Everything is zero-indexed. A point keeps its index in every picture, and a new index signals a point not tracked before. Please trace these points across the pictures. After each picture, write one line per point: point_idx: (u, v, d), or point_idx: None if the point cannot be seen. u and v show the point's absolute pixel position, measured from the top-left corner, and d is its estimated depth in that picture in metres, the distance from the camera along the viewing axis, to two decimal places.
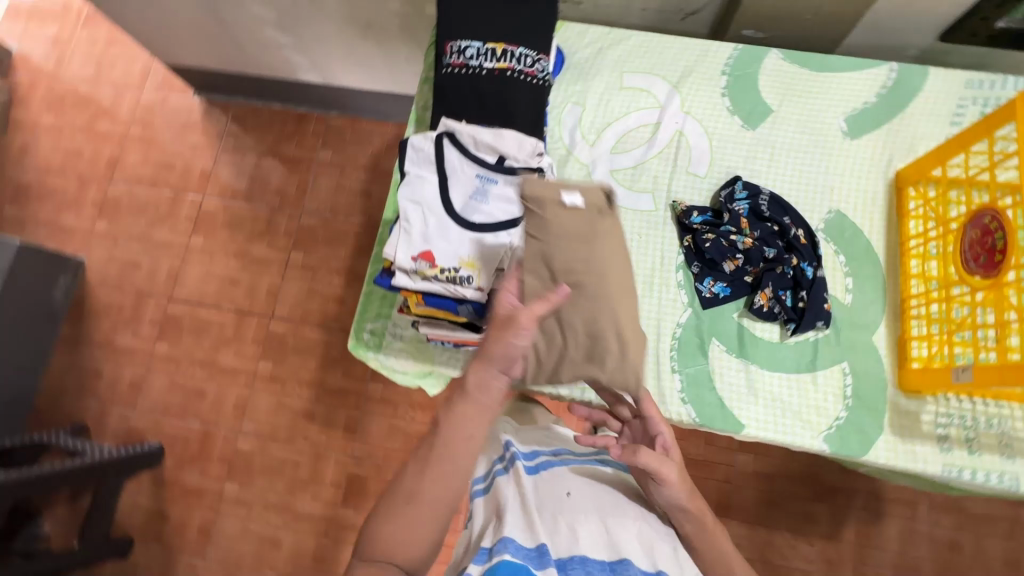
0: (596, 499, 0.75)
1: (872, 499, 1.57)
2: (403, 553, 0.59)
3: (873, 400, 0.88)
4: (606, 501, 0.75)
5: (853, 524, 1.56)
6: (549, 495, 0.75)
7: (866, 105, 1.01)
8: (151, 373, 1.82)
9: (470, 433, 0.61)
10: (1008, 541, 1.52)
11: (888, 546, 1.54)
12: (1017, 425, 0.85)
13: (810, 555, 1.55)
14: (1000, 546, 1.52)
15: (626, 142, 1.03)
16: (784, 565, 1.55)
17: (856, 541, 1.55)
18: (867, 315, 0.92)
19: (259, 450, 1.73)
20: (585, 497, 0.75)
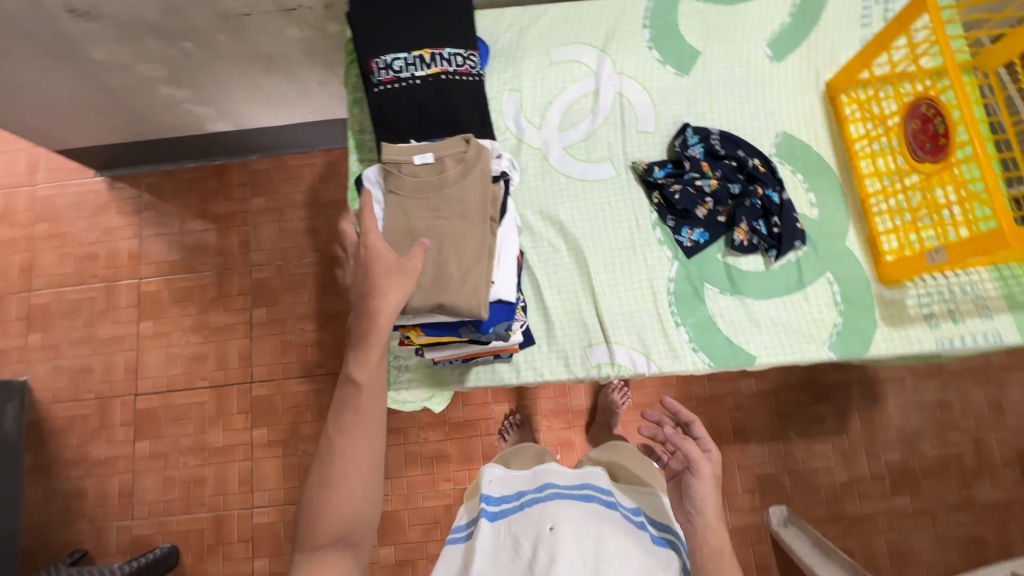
0: (586, 526, 0.76)
1: (867, 385, 1.68)
2: (339, 525, 0.58)
3: (862, 299, 0.94)
4: (594, 528, 0.76)
5: (856, 413, 1.66)
6: (537, 525, 0.76)
7: (783, 27, 1.04)
8: (139, 475, 1.70)
9: (374, 400, 0.61)
10: (988, 387, 1.66)
11: (890, 423, 1.66)
12: (988, 286, 0.93)
13: (827, 452, 1.65)
14: (982, 393, 1.66)
15: (571, 116, 1.03)
16: (807, 469, 1.64)
17: (862, 427, 1.66)
18: (835, 223, 0.97)
19: (279, 518, 1.67)
20: (574, 524, 0.75)
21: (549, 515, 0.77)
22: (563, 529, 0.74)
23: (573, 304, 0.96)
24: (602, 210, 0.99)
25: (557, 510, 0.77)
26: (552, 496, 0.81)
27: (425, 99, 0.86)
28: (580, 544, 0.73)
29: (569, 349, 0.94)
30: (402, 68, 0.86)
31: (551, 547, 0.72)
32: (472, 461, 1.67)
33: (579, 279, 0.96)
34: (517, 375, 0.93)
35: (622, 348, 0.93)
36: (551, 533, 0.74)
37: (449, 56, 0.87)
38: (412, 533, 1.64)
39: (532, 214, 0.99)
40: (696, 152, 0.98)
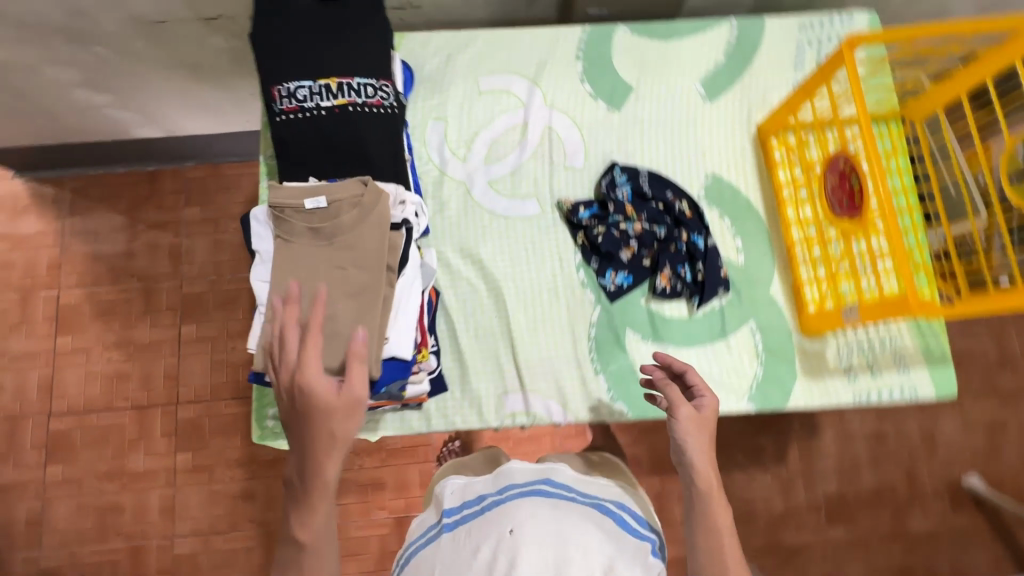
0: (546, 529, 0.62)
1: (806, 415, 1.69)
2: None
3: (783, 350, 0.92)
4: (552, 525, 0.62)
5: (796, 443, 1.67)
6: (494, 527, 0.64)
7: (717, 66, 1.02)
8: (50, 503, 1.59)
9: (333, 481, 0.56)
10: (922, 418, 1.69)
11: (828, 453, 1.67)
12: (905, 340, 0.92)
13: (766, 483, 1.65)
14: (916, 423, 1.69)
15: (498, 150, 0.99)
16: (746, 499, 1.64)
17: (801, 458, 1.67)
18: (760, 270, 0.95)
19: (202, 549, 1.58)
20: (532, 524, 0.62)
21: (510, 515, 0.64)
22: (523, 531, 0.62)
23: (490, 348, 0.91)
24: (525, 250, 0.96)
25: (519, 510, 0.64)
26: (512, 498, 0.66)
27: (330, 131, 0.80)
28: (542, 543, 0.61)
29: (483, 397, 0.89)
30: (307, 98, 0.80)
31: (515, 547, 0.60)
32: (409, 490, 1.61)
33: (498, 322, 0.93)
34: (427, 425, 0.88)
35: (538, 397, 0.89)
36: (511, 536, 0.62)
37: (359, 86, 0.81)
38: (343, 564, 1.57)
39: (451, 252, 0.95)
40: (623, 192, 0.95)
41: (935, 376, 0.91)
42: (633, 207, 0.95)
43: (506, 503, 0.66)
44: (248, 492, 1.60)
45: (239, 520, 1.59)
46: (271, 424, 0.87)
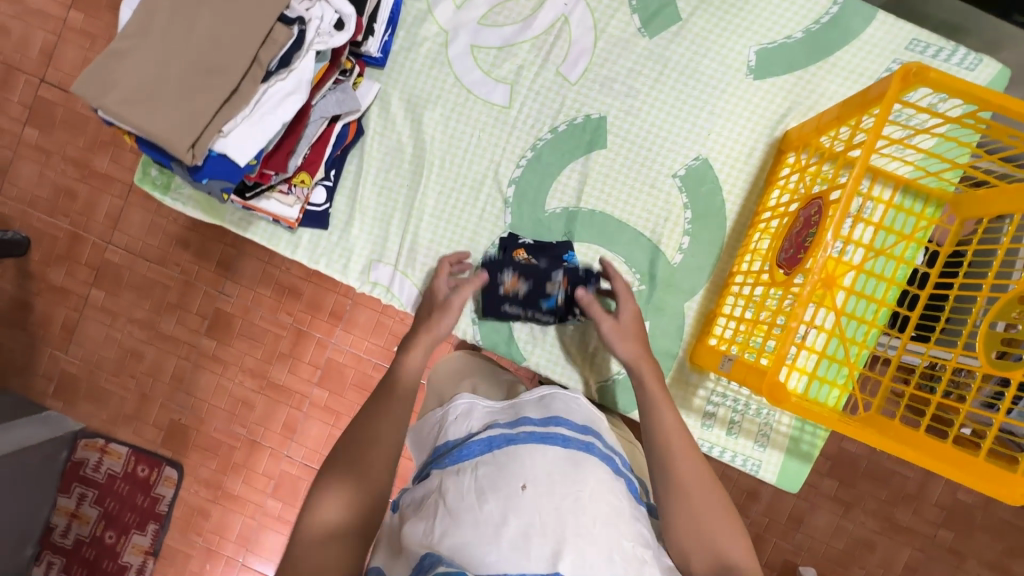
0: (565, 476, 0.61)
1: None
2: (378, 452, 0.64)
3: (658, 363, 0.86)
4: (570, 484, 0.60)
5: None
6: (501, 486, 0.59)
7: (787, 41, 0.84)
8: (17, 159, 1.65)
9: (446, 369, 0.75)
10: (912, 558, 1.23)
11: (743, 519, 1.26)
12: (782, 419, 0.85)
13: None
14: (908, 552, 1.23)
15: (498, 14, 0.85)
16: None
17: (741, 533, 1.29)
18: (689, 279, 0.86)
19: (128, 265, 1.65)
20: (550, 482, 0.59)
21: (518, 469, 0.61)
22: (537, 494, 0.59)
23: (384, 213, 0.86)
24: (471, 135, 0.86)
25: (528, 462, 0.61)
26: (525, 438, 0.64)
27: None
28: (557, 503, 0.58)
29: (354, 253, 0.87)
30: None
31: (514, 508, 0.58)
32: (319, 311, 1.61)
33: (405, 192, 0.86)
34: (291, 251, 0.86)
35: (404, 280, 0.86)
36: (522, 497, 0.58)
37: None
38: (236, 341, 1.64)
39: (396, 97, 0.86)
40: (504, 282, 0.83)
41: (788, 467, 0.85)
42: (530, 279, 0.83)
43: (515, 445, 0.63)
44: (184, 239, 1.63)
45: (167, 258, 1.64)
46: (154, 174, 0.86)
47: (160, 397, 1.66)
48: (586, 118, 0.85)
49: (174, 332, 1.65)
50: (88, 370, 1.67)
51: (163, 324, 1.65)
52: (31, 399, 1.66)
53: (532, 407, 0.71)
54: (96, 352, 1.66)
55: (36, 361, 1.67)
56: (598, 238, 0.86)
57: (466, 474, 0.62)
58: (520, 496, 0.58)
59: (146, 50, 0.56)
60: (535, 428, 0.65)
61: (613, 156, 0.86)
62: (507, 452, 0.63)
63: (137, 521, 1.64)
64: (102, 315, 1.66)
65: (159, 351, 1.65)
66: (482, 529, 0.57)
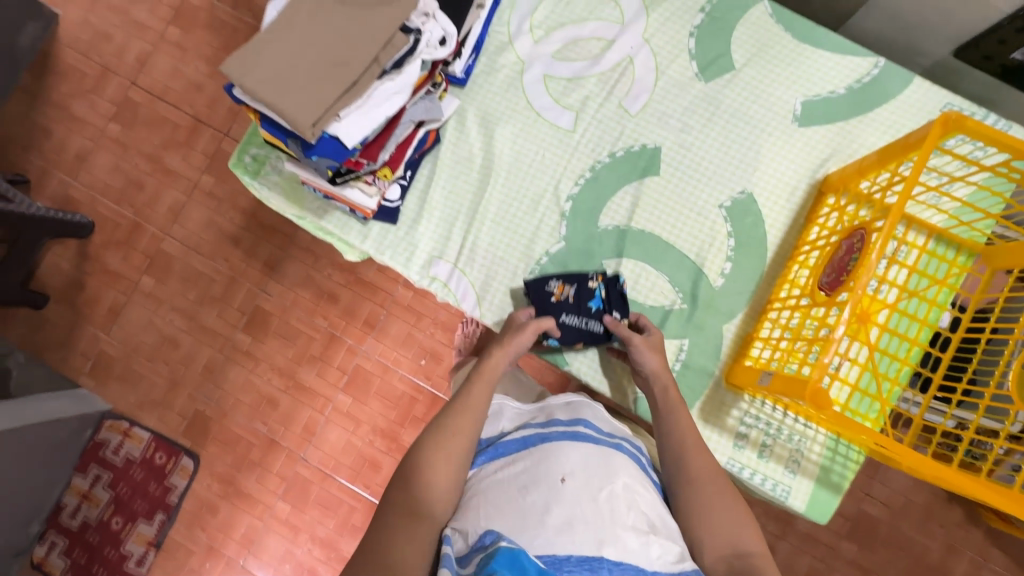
0: (598, 470, 0.66)
1: None
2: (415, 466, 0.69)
3: (695, 380, 0.89)
4: (603, 478, 0.66)
5: None
6: (542, 479, 0.64)
7: (830, 95, 0.92)
8: (98, 150, 1.81)
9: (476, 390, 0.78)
10: None
11: None
12: (813, 448, 0.87)
13: None
14: None
15: (570, 51, 0.95)
16: None
17: None
18: (729, 303, 0.90)
19: (181, 256, 1.75)
20: (586, 475, 0.65)
21: (555, 464, 0.66)
22: (575, 484, 0.63)
23: (450, 215, 0.94)
24: (535, 152, 0.94)
25: (562, 457, 0.67)
26: (558, 436, 0.70)
27: None
28: (594, 494, 0.62)
29: (418, 249, 0.93)
30: None
31: (557, 498, 0.61)
32: (353, 318, 1.68)
33: (471, 197, 0.94)
34: (360, 240, 0.93)
35: (461, 277, 0.93)
36: (563, 487, 0.63)
37: None
38: (270, 338, 1.70)
39: (472, 113, 0.95)
40: (552, 290, 0.88)
41: (816, 496, 0.86)
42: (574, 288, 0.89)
43: (550, 442, 0.69)
44: (236, 237, 1.74)
45: (217, 253, 1.74)
46: (247, 160, 0.95)
47: (188, 386, 1.70)
48: (642, 147, 0.93)
49: (212, 324, 1.72)
50: (125, 352, 1.73)
51: (204, 315, 1.73)
52: (65, 374, 1.71)
53: (559, 410, 0.77)
54: (136, 335, 1.73)
55: (78, 338, 1.74)
56: (645, 256, 0.92)
57: (506, 469, 0.68)
58: (561, 487, 0.63)
59: (287, 42, 0.65)
60: (566, 428, 0.72)
61: (665, 182, 0.93)
62: (542, 449, 0.69)
63: (145, 509, 1.65)
64: (148, 300, 1.74)
65: (196, 341, 1.72)
66: (527, 516, 0.60)
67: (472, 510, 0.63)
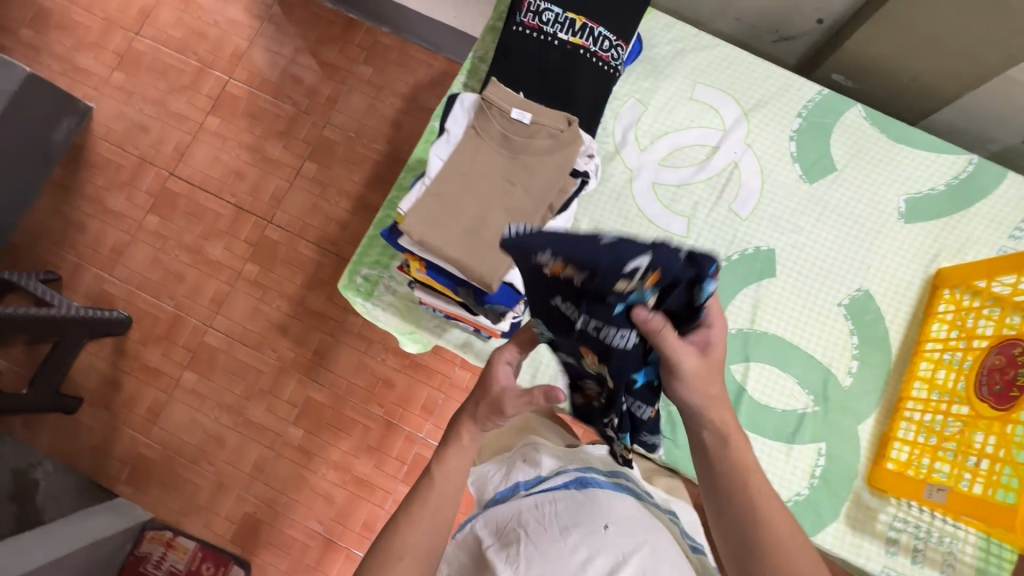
0: (642, 523, 0.62)
1: None
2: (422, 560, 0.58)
3: (837, 486, 0.88)
4: (649, 531, 0.61)
5: None
6: (585, 522, 0.59)
7: (930, 191, 0.95)
8: (134, 243, 1.73)
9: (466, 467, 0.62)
10: None
11: None
12: (966, 549, 0.85)
13: None
14: None
15: (676, 157, 0.97)
16: None
17: None
18: (861, 402, 0.90)
19: (225, 349, 1.66)
20: (631, 525, 0.60)
21: (599, 509, 0.61)
22: (619, 531, 0.59)
23: None
24: None
25: (610, 504, 0.62)
26: (600, 485, 0.66)
27: (551, 59, 0.82)
28: (638, 543, 0.58)
29: (544, 360, 0.94)
30: (550, 23, 0.83)
31: (599, 545, 0.57)
32: (409, 406, 1.60)
33: None
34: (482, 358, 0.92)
35: None
36: (605, 535, 0.58)
37: (599, 36, 0.83)
38: (323, 431, 1.60)
39: (585, 224, 0.96)
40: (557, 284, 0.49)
41: None
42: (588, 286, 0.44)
43: (593, 487, 0.65)
44: (283, 326, 1.67)
45: (264, 344, 1.66)
46: (359, 281, 0.92)
47: (236, 488, 1.58)
48: (756, 250, 0.95)
49: (260, 419, 1.62)
50: (165, 456, 1.60)
51: (251, 410, 1.63)
52: (101, 484, 1.57)
53: (598, 461, 0.75)
54: (177, 437, 1.61)
55: (113, 445, 1.61)
56: (772, 359, 0.92)
57: (545, 507, 0.62)
58: (602, 534, 0.58)
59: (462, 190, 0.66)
60: (609, 481, 0.67)
61: (783, 284, 0.94)
62: (585, 491, 0.64)
63: None
64: (190, 398, 1.64)
65: (243, 439, 1.61)
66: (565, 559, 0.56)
67: (507, 546, 0.59)
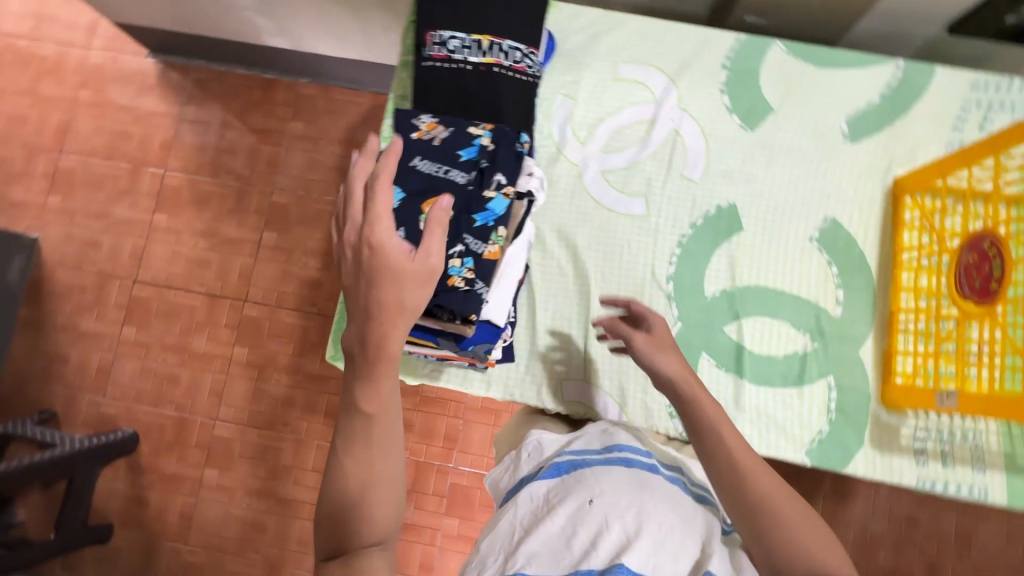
0: (632, 489, 0.68)
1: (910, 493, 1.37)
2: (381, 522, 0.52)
3: (855, 414, 0.89)
4: (637, 497, 0.67)
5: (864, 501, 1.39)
6: (571, 501, 0.67)
7: (868, 106, 0.96)
8: (120, 359, 1.70)
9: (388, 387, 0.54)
10: None
11: None
12: (990, 439, 0.87)
13: None
14: None
15: (618, 141, 0.98)
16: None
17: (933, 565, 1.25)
18: (856, 327, 0.92)
19: (239, 436, 1.64)
20: (616, 495, 0.67)
21: (588, 485, 0.69)
22: (604, 503, 0.66)
23: (563, 333, 0.93)
24: (620, 248, 0.95)
25: (595, 480, 0.69)
26: (591, 462, 0.73)
27: (469, 84, 0.81)
28: (622, 511, 0.65)
29: (545, 376, 0.92)
30: (457, 49, 0.82)
31: (583, 519, 0.65)
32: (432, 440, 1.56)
33: (576, 309, 0.94)
34: (486, 389, 0.92)
35: (598, 390, 0.91)
36: (589, 509, 0.66)
37: (509, 49, 0.82)
38: None
39: (548, 230, 0.96)
40: (419, 125, 0.70)
41: (1013, 485, 0.86)
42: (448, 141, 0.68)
43: (583, 469, 0.72)
44: (289, 398, 1.65)
45: (275, 421, 1.64)
46: None
47: (289, 566, 1.57)
48: (718, 209, 0.95)
49: (293, 494, 1.60)
50: (210, 557, 1.59)
51: (280, 488, 1.61)
52: None
53: (595, 437, 0.79)
54: (217, 535, 1.60)
55: (157, 560, 1.60)
56: (762, 310, 0.93)
57: (540, 494, 0.71)
58: (588, 508, 0.66)
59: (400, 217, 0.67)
60: (601, 455, 0.74)
61: (753, 235, 0.95)
62: (575, 474, 0.72)
63: None
64: (219, 493, 1.62)
65: (281, 517, 1.59)
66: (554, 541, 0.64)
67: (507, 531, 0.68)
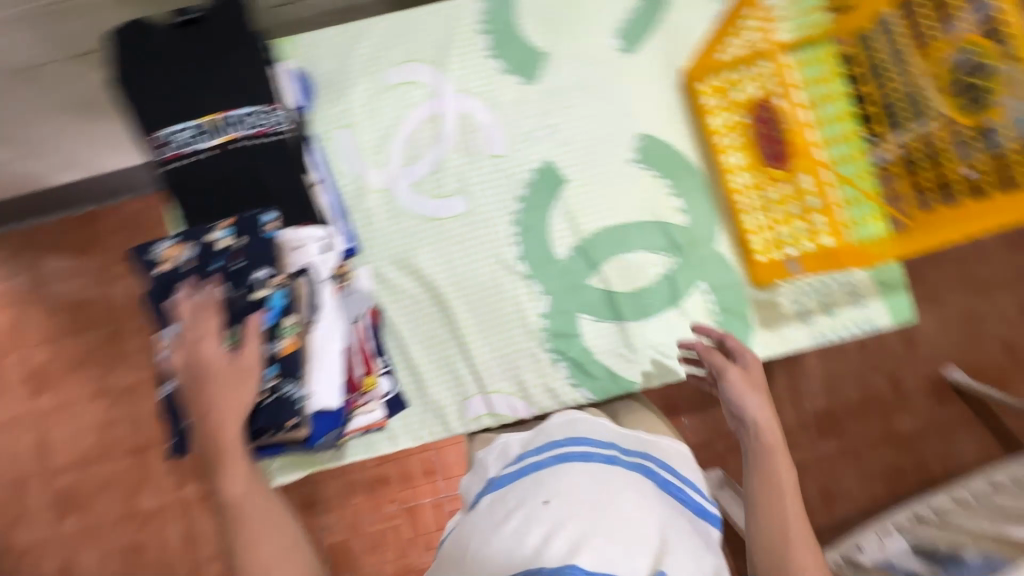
0: (593, 481, 0.61)
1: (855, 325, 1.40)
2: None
3: (735, 306, 0.91)
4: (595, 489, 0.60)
5: None
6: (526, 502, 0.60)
7: (631, 13, 0.94)
8: None
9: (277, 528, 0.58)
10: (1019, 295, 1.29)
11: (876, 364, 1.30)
12: (858, 274, 0.90)
13: None
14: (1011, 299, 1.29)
15: (413, 149, 0.93)
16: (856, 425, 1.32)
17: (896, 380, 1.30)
18: (703, 227, 0.92)
19: None
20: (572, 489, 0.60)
21: (544, 484, 0.62)
22: (558, 501, 0.59)
23: (443, 357, 0.90)
24: (462, 252, 0.92)
25: (554, 479, 0.62)
26: (551, 459, 0.66)
27: (217, 174, 0.77)
28: (579, 506, 0.58)
29: (444, 406, 0.89)
30: (186, 142, 0.75)
31: (535, 521, 0.58)
32: None
33: (446, 328, 0.91)
34: (395, 443, 0.89)
35: (499, 396, 0.89)
36: (543, 509, 0.59)
37: (239, 118, 0.76)
38: None
39: (386, 266, 0.91)
40: (160, 257, 0.65)
41: (891, 305, 0.90)
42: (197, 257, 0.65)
43: (542, 468, 0.65)
44: None
45: None
46: None
47: None
48: (535, 172, 0.93)
49: None
50: None
51: None
52: None
53: (557, 428, 0.71)
54: None
55: None
56: (617, 249, 0.91)
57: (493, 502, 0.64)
58: (542, 509, 0.59)
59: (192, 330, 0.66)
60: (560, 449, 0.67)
61: (579, 183, 0.93)
62: (535, 475, 0.65)
63: None
64: None
65: None
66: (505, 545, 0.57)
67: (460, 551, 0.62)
